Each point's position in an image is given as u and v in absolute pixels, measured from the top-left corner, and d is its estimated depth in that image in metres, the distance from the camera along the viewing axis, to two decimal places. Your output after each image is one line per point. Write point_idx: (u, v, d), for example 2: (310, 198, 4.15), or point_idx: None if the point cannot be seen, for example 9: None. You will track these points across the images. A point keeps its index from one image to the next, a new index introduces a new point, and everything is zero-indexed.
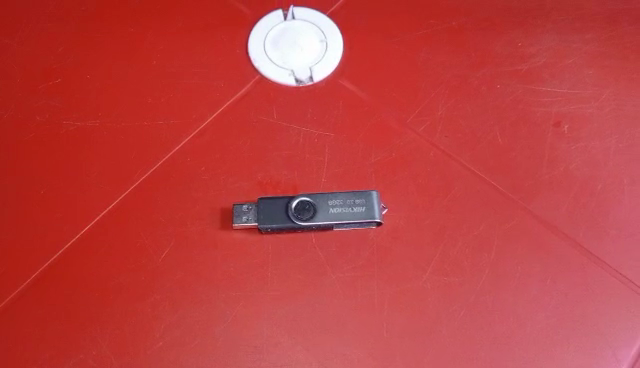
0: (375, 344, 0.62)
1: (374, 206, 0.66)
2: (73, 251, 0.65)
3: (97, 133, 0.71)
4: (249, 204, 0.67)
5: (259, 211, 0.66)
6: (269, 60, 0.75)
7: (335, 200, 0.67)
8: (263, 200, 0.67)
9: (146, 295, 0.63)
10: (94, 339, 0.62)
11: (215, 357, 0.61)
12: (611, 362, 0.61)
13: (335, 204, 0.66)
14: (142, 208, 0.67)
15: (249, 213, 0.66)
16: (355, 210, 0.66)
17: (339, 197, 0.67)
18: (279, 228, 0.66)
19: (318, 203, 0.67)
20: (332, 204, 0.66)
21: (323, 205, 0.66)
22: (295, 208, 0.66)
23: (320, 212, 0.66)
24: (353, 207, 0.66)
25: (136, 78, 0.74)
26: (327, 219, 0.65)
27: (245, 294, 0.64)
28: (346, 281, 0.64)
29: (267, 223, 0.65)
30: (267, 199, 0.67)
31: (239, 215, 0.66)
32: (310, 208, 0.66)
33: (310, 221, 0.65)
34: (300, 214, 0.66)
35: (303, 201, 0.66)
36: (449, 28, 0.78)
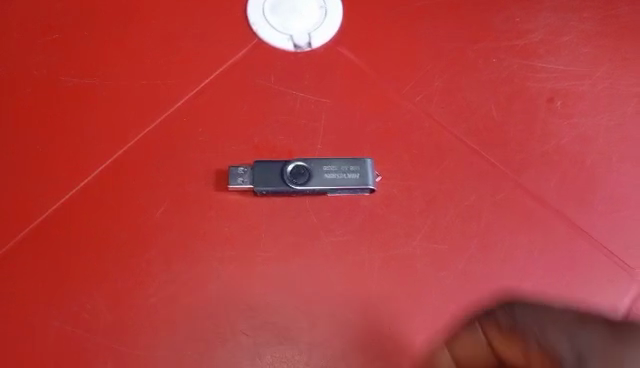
0: (364, 307, 0.64)
1: (367, 175, 0.68)
2: (67, 208, 0.66)
3: (95, 92, 0.71)
4: (245, 167, 0.68)
5: (255, 174, 0.67)
6: (268, 24, 0.76)
7: (329, 166, 0.68)
8: (259, 164, 0.68)
9: (140, 252, 0.65)
10: (88, 294, 0.63)
11: (206, 312, 0.63)
12: None
13: (329, 170, 0.68)
14: (139, 167, 0.68)
15: (245, 175, 0.67)
16: (348, 177, 0.67)
17: (334, 163, 0.68)
18: (273, 192, 0.67)
19: (313, 168, 0.68)
20: (327, 170, 0.67)
21: (318, 170, 0.67)
22: (289, 172, 0.67)
23: (314, 177, 0.67)
24: (347, 174, 0.68)
25: (134, 38, 0.75)
26: (321, 184, 0.67)
27: (239, 254, 0.65)
28: (339, 246, 0.66)
29: (262, 187, 0.67)
30: (264, 161, 0.68)
31: (235, 177, 0.67)
32: (304, 172, 0.67)
33: (304, 186, 0.67)
34: (294, 179, 0.67)
35: (298, 165, 0.68)
36: (448, 1, 0.79)
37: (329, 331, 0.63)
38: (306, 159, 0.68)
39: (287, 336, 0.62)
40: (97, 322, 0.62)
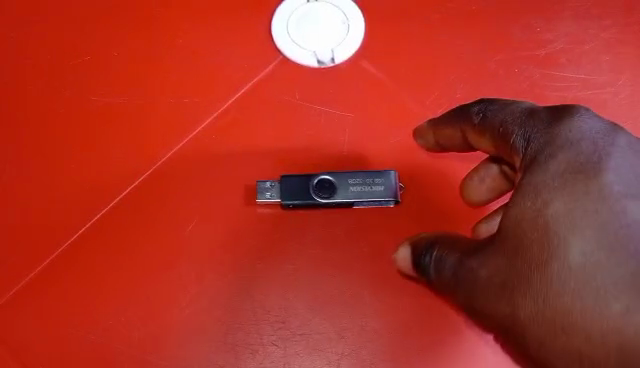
0: (390, 318, 0.66)
1: (392, 188, 0.69)
2: (101, 223, 0.68)
3: (126, 110, 0.73)
4: (272, 182, 0.69)
5: (282, 188, 0.68)
6: (292, 41, 0.77)
7: (355, 179, 0.69)
8: (285, 178, 0.69)
9: (174, 266, 0.67)
10: (122, 308, 0.65)
11: (238, 323, 0.65)
12: None
13: (355, 183, 0.69)
14: (170, 183, 0.70)
15: (273, 188, 0.69)
16: (373, 190, 0.68)
17: (359, 175, 0.69)
18: (301, 205, 0.68)
19: (339, 182, 0.69)
20: (352, 183, 0.69)
21: (343, 184, 0.69)
22: (316, 186, 0.68)
23: (340, 190, 0.68)
24: (372, 186, 0.69)
25: (161, 58, 0.76)
26: (346, 198, 0.68)
27: (268, 266, 0.67)
28: (365, 257, 0.67)
29: (290, 200, 0.68)
30: (291, 175, 0.69)
31: (263, 190, 0.69)
32: (330, 186, 0.69)
33: (331, 199, 0.68)
34: (320, 192, 0.68)
35: (324, 179, 0.69)
36: (468, 11, 0.80)
37: (357, 341, 0.65)
38: (332, 172, 0.69)
39: (316, 347, 0.65)
40: (132, 335, 0.64)
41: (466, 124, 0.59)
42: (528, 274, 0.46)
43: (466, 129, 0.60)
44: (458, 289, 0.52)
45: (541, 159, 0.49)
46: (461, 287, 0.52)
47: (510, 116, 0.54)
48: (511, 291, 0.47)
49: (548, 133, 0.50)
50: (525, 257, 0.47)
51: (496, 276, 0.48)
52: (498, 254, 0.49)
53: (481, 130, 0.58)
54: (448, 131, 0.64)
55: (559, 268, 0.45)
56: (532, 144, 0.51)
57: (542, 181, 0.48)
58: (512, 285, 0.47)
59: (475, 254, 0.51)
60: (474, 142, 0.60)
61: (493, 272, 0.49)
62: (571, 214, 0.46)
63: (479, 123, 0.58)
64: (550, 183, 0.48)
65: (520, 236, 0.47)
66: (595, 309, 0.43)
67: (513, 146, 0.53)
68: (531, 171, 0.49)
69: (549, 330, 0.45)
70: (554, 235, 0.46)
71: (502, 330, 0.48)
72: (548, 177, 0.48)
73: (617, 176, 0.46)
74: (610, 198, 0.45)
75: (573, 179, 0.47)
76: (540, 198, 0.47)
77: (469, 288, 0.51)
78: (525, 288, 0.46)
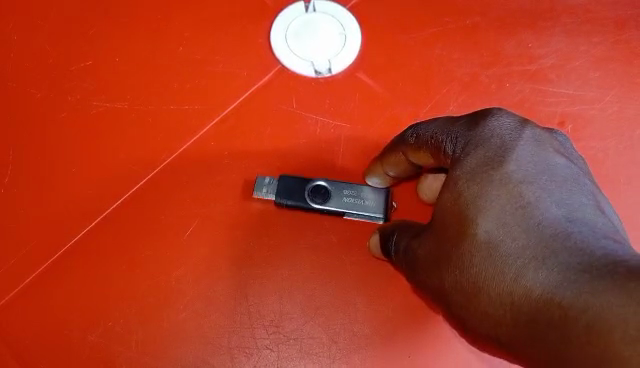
0: (382, 324, 0.68)
1: (382, 206, 0.70)
2: (101, 227, 0.70)
3: (127, 115, 0.75)
4: (271, 179, 0.72)
5: (278, 186, 0.71)
6: (290, 50, 0.79)
7: (349, 190, 0.71)
8: (284, 177, 0.71)
9: (171, 269, 0.69)
10: (120, 310, 0.68)
11: (233, 327, 0.67)
12: None
13: (348, 194, 0.70)
14: (169, 189, 0.72)
15: (270, 184, 0.71)
16: (365, 204, 0.70)
17: (354, 187, 0.71)
18: (293, 205, 0.70)
19: (334, 190, 0.71)
20: (346, 194, 0.70)
21: (337, 193, 0.70)
22: (310, 190, 0.70)
23: (333, 199, 0.70)
24: (365, 200, 0.70)
25: (161, 65, 0.78)
26: (337, 207, 0.70)
27: (263, 272, 0.69)
28: (358, 264, 0.69)
29: (283, 198, 0.70)
30: (290, 176, 0.71)
31: (260, 185, 0.71)
32: (324, 194, 0.70)
33: (322, 206, 0.70)
34: (314, 197, 0.70)
35: (321, 185, 0.71)
36: (463, 26, 0.82)
37: (348, 346, 0.67)
38: (330, 180, 0.71)
39: (308, 351, 0.67)
40: (130, 336, 0.67)
41: (404, 147, 0.65)
42: (450, 255, 0.52)
43: (408, 152, 0.65)
44: (411, 274, 0.58)
45: (461, 157, 0.55)
46: (412, 270, 0.58)
47: (439, 124, 0.60)
48: (438, 271, 0.53)
49: (468, 134, 0.56)
50: (448, 239, 0.53)
51: (430, 260, 0.55)
52: (430, 243, 0.55)
53: (417, 145, 0.63)
54: (396, 160, 0.67)
55: (470, 247, 0.51)
56: (456, 145, 0.57)
57: (459, 176, 0.54)
58: (440, 266, 0.53)
59: (420, 241, 0.57)
60: (418, 160, 0.65)
61: (430, 255, 0.55)
62: (479, 199, 0.51)
63: (414, 139, 0.63)
64: (466, 175, 0.53)
65: (444, 225, 0.53)
66: (496, 279, 0.49)
67: (444, 150, 0.59)
68: (454, 168, 0.55)
69: (469, 300, 0.51)
70: (465, 220, 0.52)
71: (444, 306, 0.54)
72: (464, 171, 0.54)
73: (519, 166, 0.52)
74: (511, 183, 0.51)
75: (482, 171, 0.53)
76: (457, 189, 0.53)
77: (417, 273, 0.57)
78: (447, 267, 0.52)
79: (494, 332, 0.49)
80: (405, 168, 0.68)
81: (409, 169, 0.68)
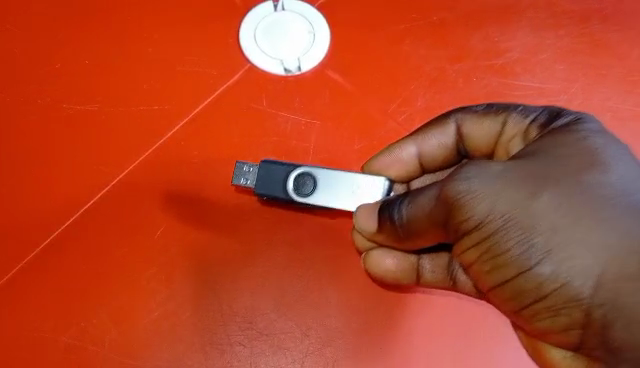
0: (353, 317, 0.70)
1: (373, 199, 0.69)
2: (73, 229, 0.71)
3: (99, 116, 0.75)
4: (250, 165, 0.71)
5: (258, 178, 0.70)
6: (259, 49, 0.79)
7: (337, 181, 0.70)
8: (265, 164, 0.71)
9: (144, 269, 0.70)
10: (94, 311, 0.69)
11: (207, 325, 0.69)
12: None
13: (336, 186, 0.70)
14: (141, 190, 0.73)
15: (249, 172, 0.71)
16: (353, 197, 0.69)
17: (342, 178, 0.70)
18: (272, 197, 0.70)
19: (321, 180, 0.70)
20: (334, 185, 0.70)
21: (324, 184, 0.70)
22: (294, 183, 0.70)
23: (319, 191, 0.69)
24: (354, 191, 0.69)
25: (131, 67, 0.78)
26: (323, 201, 0.69)
27: (236, 269, 0.71)
28: (328, 258, 0.71)
29: (261, 192, 0.70)
30: (274, 162, 0.71)
31: (238, 173, 0.71)
32: (311, 185, 0.70)
33: (308, 199, 0.69)
34: (299, 189, 0.70)
35: (309, 172, 0.70)
36: (431, 21, 0.82)
37: (319, 340, 0.69)
38: (316, 167, 0.70)
39: (280, 345, 0.69)
40: (104, 336, 0.69)
41: (462, 118, 0.68)
42: (544, 183, 0.51)
43: (464, 129, 0.68)
44: (450, 193, 0.54)
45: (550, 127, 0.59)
46: (454, 188, 0.54)
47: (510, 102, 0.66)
48: (509, 194, 0.51)
49: (555, 110, 0.61)
50: (541, 173, 0.52)
51: (499, 184, 0.52)
52: (505, 172, 0.53)
53: (486, 114, 0.66)
54: (440, 142, 0.70)
55: (591, 184, 0.50)
56: (540, 117, 0.61)
57: (564, 134, 0.56)
58: (520, 190, 0.51)
59: (486, 164, 0.54)
60: (469, 138, 0.68)
61: (499, 179, 0.52)
62: (591, 149, 0.54)
63: (483, 110, 0.67)
64: (580, 138, 0.55)
65: (540, 165, 0.53)
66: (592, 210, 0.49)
67: (516, 120, 0.64)
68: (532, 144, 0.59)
69: (545, 217, 0.49)
70: (579, 168, 0.52)
71: (489, 228, 0.52)
72: (571, 138, 0.55)
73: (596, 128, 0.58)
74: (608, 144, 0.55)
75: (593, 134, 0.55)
76: (562, 141, 0.55)
77: (463, 189, 0.53)
78: (534, 189, 0.51)
79: (567, 260, 0.48)
80: (440, 154, 0.71)
81: (443, 157, 0.72)
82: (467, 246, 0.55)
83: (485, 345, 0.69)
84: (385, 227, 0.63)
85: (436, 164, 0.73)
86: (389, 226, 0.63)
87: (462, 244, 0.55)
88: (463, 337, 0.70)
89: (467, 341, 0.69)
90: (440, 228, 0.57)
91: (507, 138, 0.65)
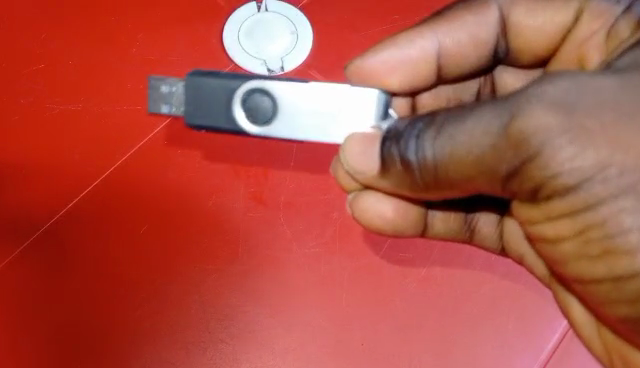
0: (335, 315, 0.72)
1: (356, 105, 0.61)
2: (57, 229, 0.72)
3: (80, 115, 0.75)
4: (170, 86, 0.64)
5: (188, 100, 0.62)
6: (243, 49, 0.80)
7: (303, 105, 0.61)
8: (196, 79, 0.62)
9: (129, 268, 0.71)
10: (78, 309, 0.70)
11: (190, 323, 0.71)
12: (546, 329, 0.73)
13: (300, 111, 0.61)
14: (124, 189, 0.73)
15: (172, 94, 0.64)
16: (320, 125, 0.61)
17: (310, 101, 0.61)
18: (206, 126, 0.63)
19: (282, 105, 0.61)
20: (298, 110, 0.61)
21: (285, 110, 0.61)
22: (245, 107, 0.62)
23: (278, 118, 0.62)
24: (321, 117, 0.61)
25: (114, 66, 0.78)
26: (281, 130, 0.62)
27: (218, 269, 0.72)
28: (310, 256, 0.73)
29: (193, 121, 0.62)
30: (199, 76, 0.62)
31: (158, 99, 0.64)
32: (267, 111, 0.62)
33: (261, 128, 0.62)
34: (251, 115, 0.62)
35: (260, 88, 0.62)
36: (412, 23, 0.83)
37: (301, 336, 0.71)
38: (252, 75, 0.62)
39: (263, 342, 0.71)
40: (88, 334, 0.70)
41: (512, 3, 0.68)
42: None
43: (512, 13, 0.68)
44: (535, 134, 0.48)
45: None
46: (541, 130, 0.47)
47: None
48: (633, 145, 0.46)
49: (638, 0, 0.62)
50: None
51: (606, 129, 0.47)
52: (603, 106, 0.48)
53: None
54: (477, 33, 0.69)
55: None
56: (631, 5, 0.62)
57: None
58: (633, 134, 0.47)
59: (588, 91, 0.48)
60: (519, 29, 0.69)
61: (597, 119, 0.47)
62: None
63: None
64: None
65: (638, 85, 0.48)
66: None
67: (598, 4, 0.65)
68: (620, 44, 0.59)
69: None
70: None
71: (596, 186, 0.47)
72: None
73: None
74: None
75: None
76: None
77: (558, 134, 0.47)
78: None
79: None
80: (473, 50, 0.70)
81: (475, 53, 0.71)
82: (551, 200, 0.50)
83: (463, 341, 0.72)
84: (390, 159, 0.59)
85: (471, 60, 0.71)
86: (397, 161, 0.58)
87: (544, 197, 0.50)
88: (441, 332, 0.72)
89: (445, 337, 0.72)
90: (497, 175, 0.52)
91: (583, 24, 0.66)
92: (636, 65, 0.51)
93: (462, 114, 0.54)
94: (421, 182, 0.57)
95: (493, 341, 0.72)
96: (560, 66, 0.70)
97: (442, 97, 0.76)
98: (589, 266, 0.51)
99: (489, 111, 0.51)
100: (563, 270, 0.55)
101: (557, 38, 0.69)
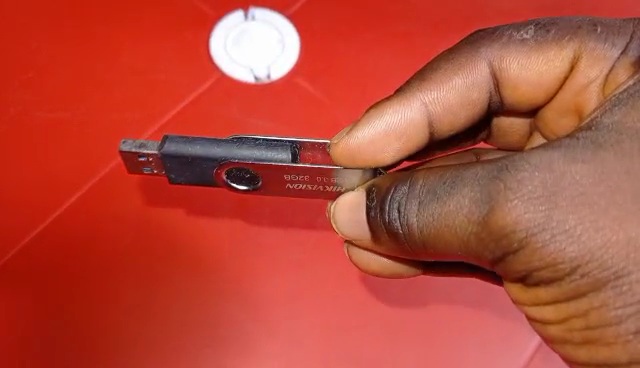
0: (319, 321, 0.72)
1: (338, 176, 0.59)
2: (44, 234, 0.73)
3: (67, 125, 0.77)
4: (144, 156, 0.57)
5: (167, 168, 0.58)
6: (230, 58, 0.81)
7: (292, 176, 0.58)
8: (168, 156, 0.56)
9: (115, 272, 0.72)
10: (62, 313, 0.71)
11: (174, 327, 0.71)
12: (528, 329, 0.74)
13: (291, 180, 0.59)
14: (113, 197, 0.75)
15: (151, 162, 0.58)
16: (314, 189, 0.61)
17: (301, 175, 0.58)
18: (192, 182, 0.60)
19: (270, 175, 0.58)
20: (289, 180, 0.59)
21: (277, 180, 0.59)
22: (228, 173, 0.59)
23: (271, 184, 0.60)
24: (315, 185, 0.60)
25: (103, 75, 0.79)
26: (276, 191, 0.61)
27: (203, 274, 0.73)
28: (295, 262, 0.74)
29: (179, 181, 0.59)
30: (174, 155, 0.56)
31: (137, 165, 0.58)
32: (255, 177, 0.59)
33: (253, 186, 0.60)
34: (239, 178, 0.60)
35: (242, 165, 0.57)
36: (396, 31, 0.84)
37: (286, 341, 0.71)
38: (233, 147, 0.57)
39: (247, 347, 0.71)
40: (72, 338, 0.70)
41: (502, 54, 0.62)
42: None
43: (504, 65, 0.63)
44: (516, 229, 0.47)
45: None
46: (522, 227, 0.47)
47: (566, 26, 0.61)
48: (608, 237, 0.46)
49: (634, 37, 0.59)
50: (626, 180, 0.47)
51: (585, 222, 0.47)
52: (581, 198, 0.47)
53: (541, 43, 0.61)
54: (467, 92, 0.64)
55: None
56: (628, 46, 0.59)
57: None
58: (613, 227, 0.46)
59: (568, 177, 0.48)
60: (512, 81, 0.63)
61: (575, 212, 0.47)
62: None
63: (533, 40, 0.62)
64: None
65: (613, 164, 0.48)
66: None
67: (594, 47, 0.60)
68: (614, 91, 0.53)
69: None
70: None
71: (579, 279, 0.47)
72: (626, 120, 0.49)
73: None
74: None
75: None
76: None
77: (538, 230, 0.47)
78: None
79: None
80: (465, 111, 0.65)
81: (467, 113, 0.65)
82: (537, 286, 0.50)
83: (447, 348, 0.72)
84: (376, 226, 0.58)
85: (461, 123, 0.66)
86: (383, 229, 0.57)
87: (530, 283, 0.50)
88: (425, 338, 0.73)
89: (428, 343, 0.72)
90: (481, 258, 0.51)
91: (581, 73, 0.61)
92: (617, 132, 0.49)
93: (438, 188, 0.52)
94: (410, 248, 0.56)
95: (477, 345, 0.73)
96: (557, 114, 0.66)
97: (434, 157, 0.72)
98: (573, 348, 0.52)
99: (469, 193, 0.50)
100: (550, 342, 0.55)
101: (554, 87, 0.63)
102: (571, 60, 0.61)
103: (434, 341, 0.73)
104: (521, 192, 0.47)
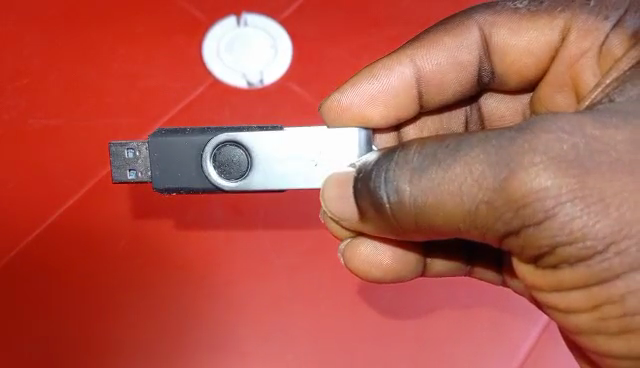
0: (314, 324, 0.73)
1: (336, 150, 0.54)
2: (40, 241, 0.73)
3: (61, 130, 0.76)
4: (132, 148, 0.54)
5: (152, 159, 0.53)
6: (223, 63, 0.81)
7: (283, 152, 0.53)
8: (156, 139, 0.53)
9: (110, 278, 0.73)
10: (59, 320, 0.72)
11: (168, 333, 0.72)
12: (525, 327, 0.74)
13: (281, 159, 0.54)
14: (106, 202, 0.74)
15: (137, 159, 0.54)
16: (307, 172, 0.53)
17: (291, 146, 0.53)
18: (177, 183, 0.54)
19: (259, 155, 0.54)
20: (279, 159, 0.54)
21: (265, 161, 0.54)
22: (216, 163, 0.54)
23: (259, 169, 0.54)
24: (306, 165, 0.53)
25: (95, 81, 0.79)
26: (264, 183, 0.53)
27: (197, 279, 0.73)
28: (289, 265, 0.73)
29: (163, 180, 0.53)
30: (162, 137, 0.53)
31: (122, 166, 0.54)
32: (242, 165, 0.54)
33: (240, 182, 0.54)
34: (226, 171, 0.54)
35: (232, 140, 0.53)
36: (388, 34, 0.84)
37: (281, 344, 0.72)
38: (224, 128, 0.54)
39: (242, 350, 0.72)
40: (68, 345, 0.72)
41: (494, 20, 0.62)
42: None
43: (495, 30, 0.62)
44: (543, 198, 0.41)
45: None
46: (551, 196, 0.40)
47: None
48: None
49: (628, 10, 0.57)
50: None
51: (624, 193, 0.40)
52: (617, 164, 0.41)
53: (535, 12, 0.61)
54: (455, 52, 0.63)
55: None
56: (623, 18, 0.57)
57: None
58: None
59: (599, 143, 0.42)
60: (501, 48, 0.62)
61: (609, 179, 0.41)
62: None
63: (526, 9, 0.62)
64: None
65: None
66: None
67: (585, 20, 0.59)
68: (612, 73, 0.50)
69: None
70: None
71: (612, 258, 0.41)
72: None
73: None
74: None
75: None
76: None
77: (570, 199, 0.40)
78: None
79: None
80: (455, 74, 0.64)
81: (456, 76, 0.64)
82: (558, 267, 0.44)
83: (442, 350, 0.73)
84: (360, 198, 0.49)
85: (451, 88, 0.64)
86: (369, 204, 0.48)
87: (553, 262, 0.43)
88: (420, 340, 0.73)
89: (423, 344, 0.73)
90: (495, 233, 0.44)
91: (572, 45, 0.60)
92: None
93: (440, 150, 0.45)
94: (400, 226, 0.48)
95: (473, 345, 0.73)
96: (551, 90, 0.63)
97: (432, 127, 0.69)
98: (603, 340, 0.46)
99: (479, 156, 0.43)
100: (567, 333, 0.49)
101: (544, 59, 0.62)
102: (563, 32, 0.60)
103: (428, 342, 0.73)
104: (550, 155, 0.41)
